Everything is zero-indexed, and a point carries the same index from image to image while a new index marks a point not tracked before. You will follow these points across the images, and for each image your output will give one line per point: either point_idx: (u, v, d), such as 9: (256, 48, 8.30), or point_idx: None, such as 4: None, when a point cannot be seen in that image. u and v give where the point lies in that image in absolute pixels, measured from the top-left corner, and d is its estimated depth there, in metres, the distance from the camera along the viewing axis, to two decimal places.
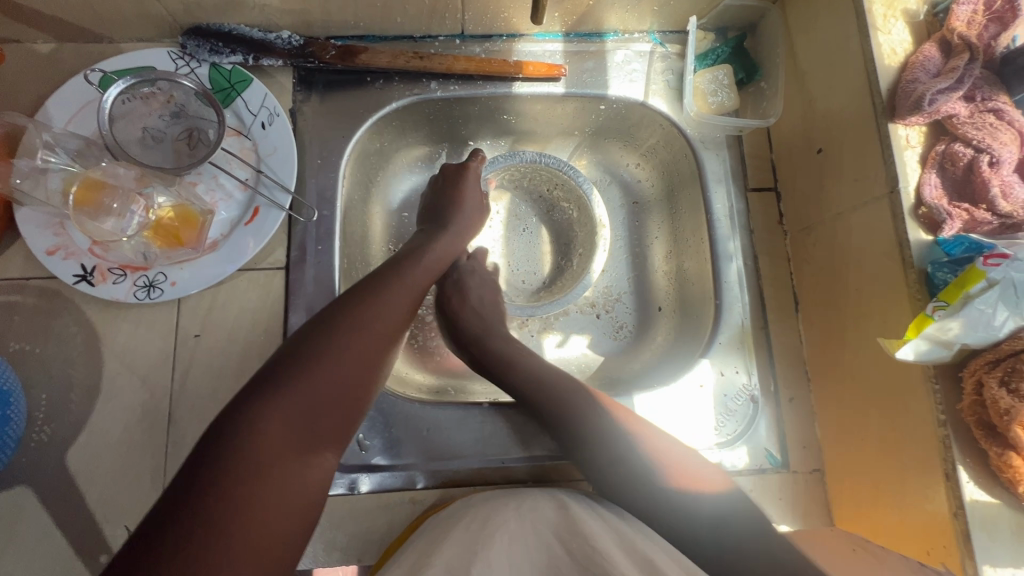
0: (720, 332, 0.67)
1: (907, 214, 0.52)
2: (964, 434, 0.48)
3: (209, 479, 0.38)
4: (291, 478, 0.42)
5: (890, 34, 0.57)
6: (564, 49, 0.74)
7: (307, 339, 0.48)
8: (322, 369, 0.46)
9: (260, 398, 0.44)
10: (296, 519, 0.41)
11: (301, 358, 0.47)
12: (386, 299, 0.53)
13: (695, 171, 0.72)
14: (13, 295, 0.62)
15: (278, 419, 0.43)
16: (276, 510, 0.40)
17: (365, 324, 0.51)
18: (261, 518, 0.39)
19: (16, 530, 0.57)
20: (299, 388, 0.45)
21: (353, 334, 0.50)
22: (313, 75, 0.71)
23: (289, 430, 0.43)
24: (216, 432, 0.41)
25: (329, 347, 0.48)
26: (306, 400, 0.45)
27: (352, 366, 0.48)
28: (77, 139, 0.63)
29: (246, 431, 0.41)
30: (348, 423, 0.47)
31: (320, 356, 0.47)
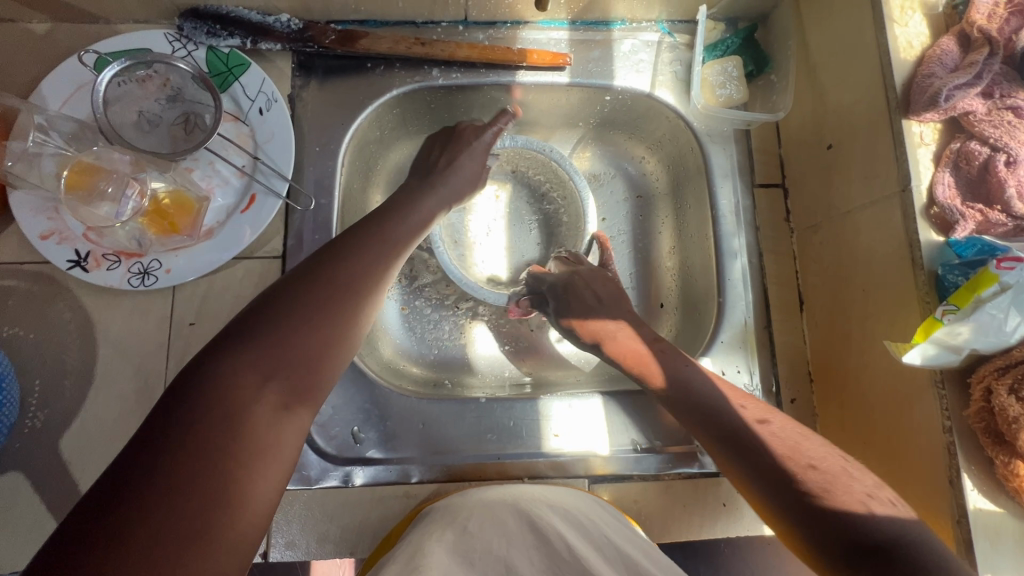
0: (722, 331, 0.66)
1: (919, 214, 0.51)
2: (970, 442, 0.47)
3: (174, 448, 0.35)
4: (267, 446, 0.39)
5: (907, 26, 0.55)
6: (569, 37, 0.72)
7: (278, 299, 0.44)
8: (294, 332, 0.43)
9: (225, 364, 0.40)
10: (267, 477, 0.38)
11: (269, 322, 0.43)
12: (363, 260, 0.49)
13: (701, 166, 0.71)
14: (7, 280, 0.62)
15: (248, 387, 0.40)
16: (253, 475, 0.37)
17: (338, 279, 0.47)
18: (226, 474, 0.36)
19: (10, 516, 0.57)
20: (267, 353, 0.41)
21: (324, 289, 0.46)
22: (312, 61, 0.69)
23: (256, 385, 0.40)
24: (178, 400, 0.38)
25: (299, 310, 0.44)
26: (274, 355, 0.42)
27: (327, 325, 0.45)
28: (71, 122, 0.61)
29: (215, 395, 0.38)
30: (322, 380, 0.44)
31: (289, 318, 0.43)
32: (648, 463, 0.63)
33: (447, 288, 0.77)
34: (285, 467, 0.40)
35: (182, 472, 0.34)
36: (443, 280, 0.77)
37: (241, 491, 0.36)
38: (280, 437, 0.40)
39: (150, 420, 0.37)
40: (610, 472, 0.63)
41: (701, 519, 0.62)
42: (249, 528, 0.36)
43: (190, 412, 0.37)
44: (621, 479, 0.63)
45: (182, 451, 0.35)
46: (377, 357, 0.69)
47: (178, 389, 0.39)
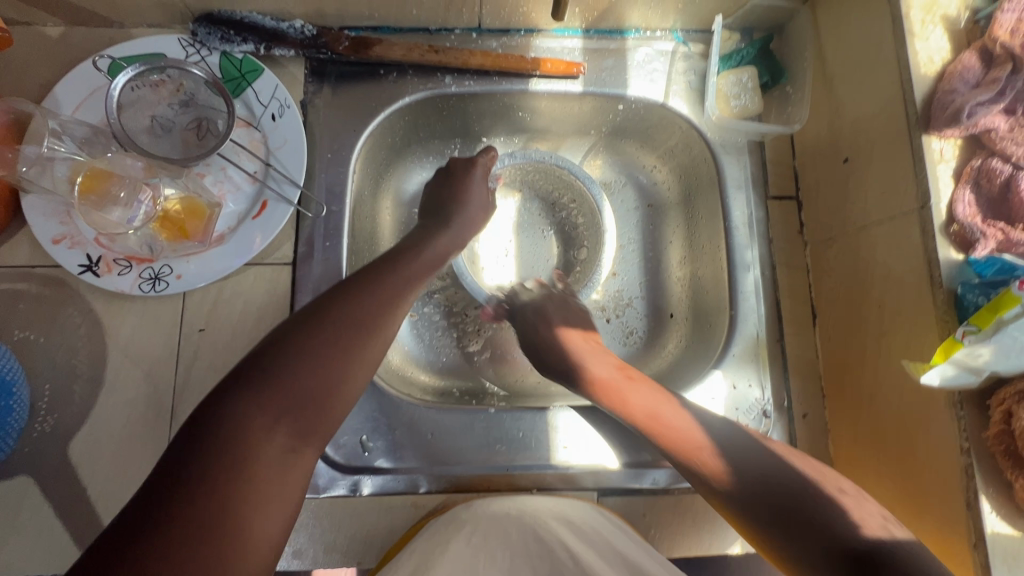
0: (734, 344, 0.65)
1: (938, 231, 0.50)
2: (988, 464, 0.46)
3: (191, 489, 0.37)
4: (276, 485, 0.41)
5: (928, 40, 0.54)
6: (583, 45, 0.71)
7: (294, 338, 0.45)
8: (310, 372, 0.44)
9: (245, 401, 0.42)
10: (273, 518, 0.40)
11: (285, 362, 0.44)
12: (376, 299, 0.50)
13: (714, 177, 0.70)
14: (18, 283, 0.62)
15: (265, 428, 0.41)
16: (259, 516, 0.39)
17: (353, 320, 0.48)
18: (235, 516, 0.38)
19: (19, 520, 0.57)
20: (281, 396, 0.43)
21: (339, 329, 0.47)
22: (325, 67, 0.69)
23: (268, 427, 0.42)
24: (198, 437, 0.40)
25: (316, 349, 0.45)
26: (287, 397, 0.43)
27: (340, 366, 0.46)
28: (85, 127, 0.62)
29: (230, 436, 0.40)
30: (330, 420, 0.46)
31: (304, 358, 0.45)
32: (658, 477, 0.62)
33: (456, 295, 0.77)
34: (292, 503, 0.42)
35: (196, 512, 0.36)
36: (452, 288, 0.76)
37: (249, 531, 0.38)
38: (288, 475, 0.42)
39: (169, 458, 0.39)
40: (619, 485, 0.62)
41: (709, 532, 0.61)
42: (257, 567, 0.38)
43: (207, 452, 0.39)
44: (631, 493, 0.62)
45: (198, 492, 0.37)
46: (386, 364, 0.68)
47: (197, 426, 0.40)
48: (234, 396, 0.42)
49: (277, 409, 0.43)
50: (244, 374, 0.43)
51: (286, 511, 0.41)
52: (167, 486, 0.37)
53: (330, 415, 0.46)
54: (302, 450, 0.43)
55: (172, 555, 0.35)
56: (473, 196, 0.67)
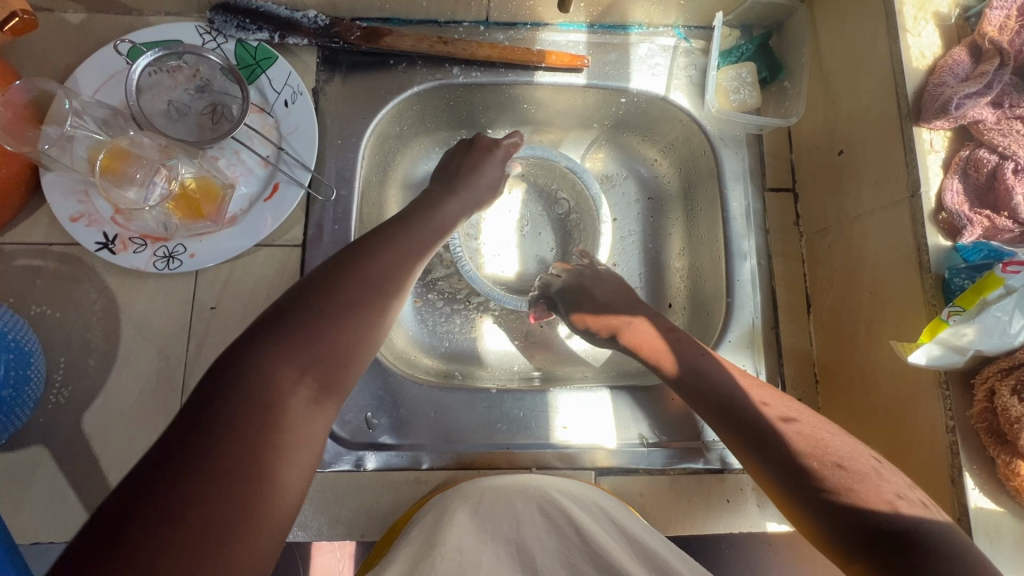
0: (730, 331, 0.67)
1: (927, 219, 0.52)
2: (972, 442, 0.48)
3: (217, 432, 0.39)
4: (297, 434, 0.42)
5: (920, 36, 0.56)
6: (587, 40, 0.73)
7: (313, 298, 0.47)
8: (324, 329, 0.46)
9: (264, 354, 0.43)
10: (297, 466, 0.41)
11: (299, 320, 0.46)
12: (385, 264, 0.52)
13: (713, 169, 0.72)
14: (36, 260, 0.64)
15: (285, 380, 0.43)
16: (281, 462, 0.40)
17: (370, 283, 0.50)
18: (260, 459, 0.39)
19: (33, 488, 0.59)
20: (298, 351, 0.44)
21: (355, 292, 0.49)
22: (336, 56, 0.71)
23: (291, 380, 0.43)
24: (219, 388, 0.41)
25: (329, 306, 0.47)
26: (307, 351, 0.45)
27: (353, 322, 0.47)
28: (104, 109, 0.63)
29: (255, 383, 0.42)
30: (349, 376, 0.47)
31: (324, 315, 0.46)
32: (655, 457, 0.64)
33: (459, 281, 0.79)
34: (313, 453, 0.43)
35: (220, 455, 0.38)
36: (456, 274, 0.78)
37: (272, 475, 0.39)
38: (306, 425, 0.43)
39: (193, 408, 0.40)
40: (617, 465, 0.64)
41: (705, 514, 0.63)
42: (282, 511, 0.39)
43: (229, 401, 0.41)
44: (628, 472, 0.64)
45: (222, 437, 0.39)
46: (391, 346, 0.70)
47: (217, 380, 0.42)
48: (253, 350, 0.44)
49: (296, 362, 0.44)
50: (263, 331, 0.45)
51: (307, 459, 0.42)
52: (191, 431, 0.39)
53: (346, 369, 0.47)
54: (322, 404, 0.45)
55: (199, 493, 0.36)
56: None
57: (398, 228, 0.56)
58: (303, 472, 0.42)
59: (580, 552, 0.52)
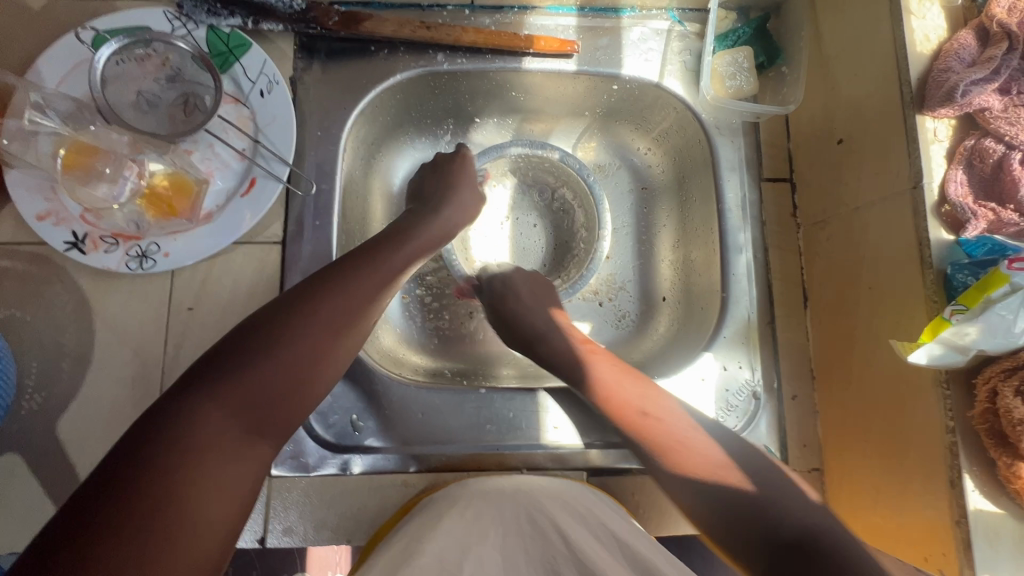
0: (725, 326, 0.65)
1: (930, 211, 0.50)
2: (973, 443, 0.47)
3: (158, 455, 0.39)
4: (237, 464, 0.42)
5: (924, 18, 0.53)
6: (578, 23, 0.70)
7: (279, 320, 0.47)
8: (286, 355, 0.46)
9: (209, 387, 0.43)
10: (232, 495, 0.41)
11: (258, 343, 0.45)
12: (357, 288, 0.51)
13: (708, 158, 0.69)
14: (3, 261, 0.61)
15: (226, 415, 0.42)
16: (209, 500, 0.39)
17: (339, 309, 0.49)
18: (195, 486, 0.39)
19: (7, 498, 0.57)
20: (246, 384, 0.44)
21: (321, 316, 0.48)
22: (314, 42, 0.68)
23: (242, 406, 0.43)
24: (165, 415, 0.41)
25: (286, 339, 0.46)
26: (263, 377, 0.44)
27: (306, 358, 0.47)
28: (69, 101, 0.60)
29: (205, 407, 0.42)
30: (302, 405, 0.47)
31: (286, 339, 0.46)
32: None
33: (448, 277, 0.77)
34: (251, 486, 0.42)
35: (156, 482, 0.37)
36: (444, 269, 0.76)
37: (204, 507, 0.39)
38: (239, 459, 0.42)
39: (128, 439, 0.40)
40: (610, 465, 0.63)
41: None
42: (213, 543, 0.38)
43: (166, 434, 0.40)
44: (620, 473, 0.63)
45: (160, 462, 0.38)
46: (377, 346, 0.69)
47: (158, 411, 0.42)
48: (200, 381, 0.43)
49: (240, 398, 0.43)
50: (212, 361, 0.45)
51: (239, 498, 0.41)
52: (123, 463, 0.38)
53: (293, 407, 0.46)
54: (260, 440, 0.44)
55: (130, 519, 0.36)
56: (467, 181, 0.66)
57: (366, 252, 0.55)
58: (233, 512, 0.40)
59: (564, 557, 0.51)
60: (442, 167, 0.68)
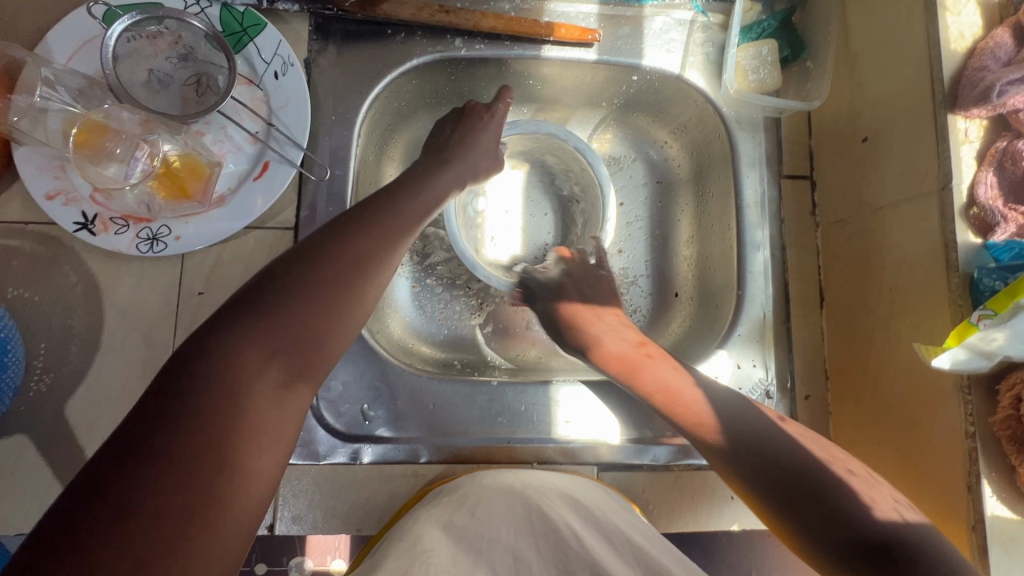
0: (740, 324, 0.64)
1: (958, 215, 0.49)
2: (993, 448, 0.46)
3: (186, 409, 0.38)
4: (267, 418, 0.41)
5: (960, 15, 0.52)
6: (599, 11, 0.69)
7: (293, 273, 0.45)
8: (303, 309, 0.44)
9: (229, 350, 0.41)
10: (266, 451, 0.40)
11: (275, 297, 0.44)
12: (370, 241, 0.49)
13: (727, 153, 0.68)
14: (11, 240, 0.60)
15: (254, 362, 0.41)
16: (249, 455, 0.39)
17: (352, 260, 0.47)
18: (228, 441, 0.38)
19: (16, 479, 0.57)
20: (268, 334, 0.42)
21: (338, 269, 0.46)
22: (330, 24, 0.66)
23: (262, 361, 0.41)
24: (188, 369, 0.40)
25: (307, 286, 0.45)
26: (284, 328, 0.43)
27: (321, 316, 0.45)
28: (79, 78, 0.59)
29: (227, 362, 0.40)
30: (327, 351, 0.45)
31: (302, 291, 0.44)
32: (659, 453, 0.63)
33: (460, 267, 0.76)
34: (283, 438, 0.42)
35: (188, 436, 0.37)
36: (456, 259, 0.76)
37: (240, 462, 0.38)
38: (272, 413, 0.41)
39: (154, 391, 0.39)
40: (621, 461, 0.62)
41: (706, 504, 0.62)
42: (249, 498, 0.38)
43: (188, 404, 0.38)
44: (631, 469, 0.63)
45: (191, 415, 0.37)
46: (387, 335, 0.69)
47: (169, 385, 0.39)
48: (214, 347, 0.41)
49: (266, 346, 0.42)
50: (221, 325, 0.42)
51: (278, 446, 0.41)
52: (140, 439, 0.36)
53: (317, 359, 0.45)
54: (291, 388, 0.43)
55: (163, 476, 0.35)
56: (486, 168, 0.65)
57: (385, 203, 0.53)
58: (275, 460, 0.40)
59: (577, 556, 0.49)
60: None
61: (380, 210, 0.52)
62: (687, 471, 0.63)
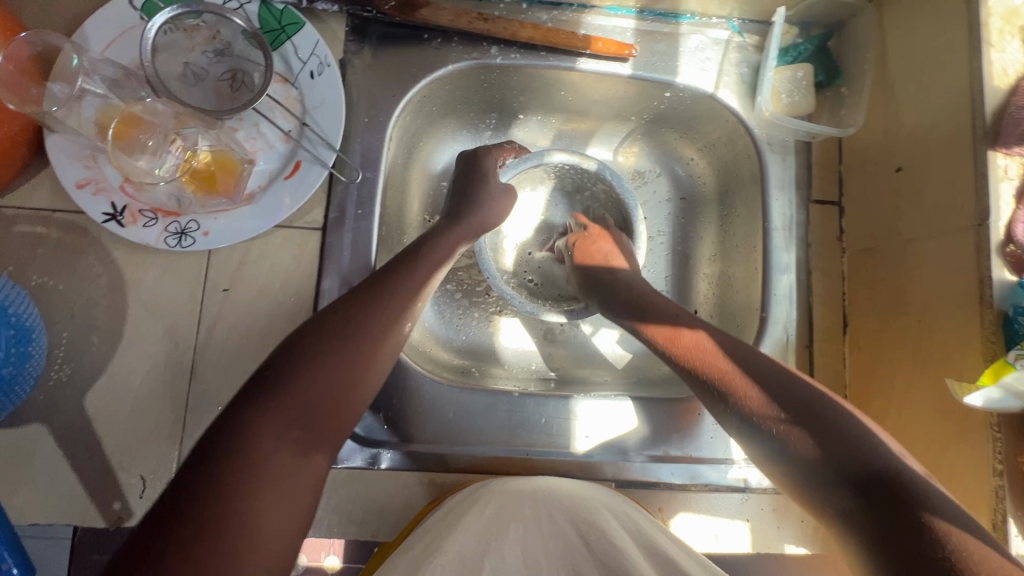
0: (762, 346, 0.64)
1: (993, 251, 0.49)
2: (1020, 487, 0.47)
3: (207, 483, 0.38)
4: (285, 488, 0.40)
5: (1004, 51, 0.52)
6: (636, 27, 0.69)
7: (307, 342, 0.46)
8: (319, 378, 0.44)
9: (249, 421, 0.41)
10: (284, 523, 0.39)
11: (291, 368, 0.44)
12: (381, 301, 0.50)
13: (756, 175, 0.68)
14: (37, 227, 0.60)
15: (269, 434, 0.41)
16: (272, 524, 0.38)
17: (365, 323, 0.48)
18: (247, 514, 0.37)
19: (31, 468, 0.56)
20: (286, 404, 0.43)
21: (350, 334, 0.47)
22: (367, 26, 0.66)
23: (277, 432, 0.41)
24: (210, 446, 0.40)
25: (322, 354, 0.45)
26: (298, 398, 0.43)
27: (339, 381, 0.45)
28: (115, 68, 0.58)
29: (245, 435, 0.40)
30: (342, 421, 0.45)
31: (318, 359, 0.45)
32: (675, 471, 0.63)
33: (480, 274, 0.76)
34: (303, 509, 0.41)
35: (207, 509, 0.36)
36: (477, 266, 0.75)
37: (256, 534, 0.37)
38: (295, 479, 0.41)
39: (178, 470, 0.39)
40: (638, 477, 0.62)
41: (721, 525, 0.62)
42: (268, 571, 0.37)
43: (212, 477, 0.38)
44: (648, 486, 0.63)
45: (213, 489, 0.37)
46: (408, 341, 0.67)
47: (193, 465, 0.39)
48: (237, 419, 0.41)
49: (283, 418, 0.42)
50: (237, 404, 0.43)
51: (302, 513, 0.40)
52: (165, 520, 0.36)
53: (337, 423, 0.45)
54: (311, 454, 0.43)
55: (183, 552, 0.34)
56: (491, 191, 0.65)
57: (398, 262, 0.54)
58: (297, 528, 0.40)
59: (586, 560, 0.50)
60: (479, 162, 0.67)
61: (393, 271, 0.53)
62: (702, 491, 0.63)
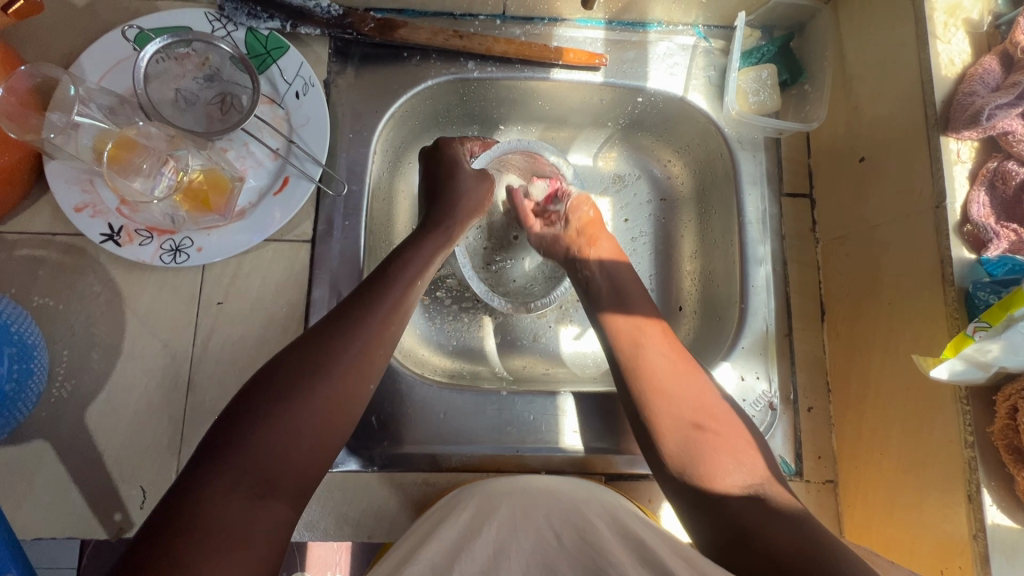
0: (743, 337, 0.66)
1: (953, 231, 0.51)
2: (992, 458, 0.48)
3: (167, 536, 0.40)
4: (240, 533, 0.42)
5: (950, 43, 0.55)
6: (605, 37, 0.72)
7: (269, 388, 0.47)
8: (274, 424, 0.46)
9: (205, 476, 0.43)
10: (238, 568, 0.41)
11: (249, 415, 0.46)
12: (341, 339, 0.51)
13: (730, 172, 0.71)
14: (38, 250, 0.62)
15: (223, 482, 0.43)
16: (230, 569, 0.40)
17: (324, 364, 0.49)
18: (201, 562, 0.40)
19: (34, 482, 0.58)
20: (241, 452, 0.44)
21: (309, 376, 0.48)
22: (349, 47, 0.69)
23: (232, 478, 0.43)
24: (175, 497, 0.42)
25: (279, 398, 0.47)
26: (254, 443, 0.45)
27: (296, 432, 0.46)
28: (110, 96, 0.62)
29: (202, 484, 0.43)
30: (303, 460, 0.46)
31: (276, 405, 0.46)
32: None
33: (468, 280, 0.78)
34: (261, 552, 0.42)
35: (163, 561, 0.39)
36: (465, 271, 0.77)
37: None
38: (254, 526, 0.43)
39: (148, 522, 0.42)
40: (627, 470, 0.64)
41: None
42: None
43: (172, 542, 0.40)
44: (636, 478, 0.64)
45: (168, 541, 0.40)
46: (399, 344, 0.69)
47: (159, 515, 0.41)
48: (197, 472, 0.44)
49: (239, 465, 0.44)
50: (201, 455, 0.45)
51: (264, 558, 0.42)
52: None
53: (300, 467, 0.46)
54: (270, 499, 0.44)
55: None
56: (458, 188, 0.66)
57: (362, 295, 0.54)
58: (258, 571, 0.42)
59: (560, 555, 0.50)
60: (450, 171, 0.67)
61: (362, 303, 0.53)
62: None
